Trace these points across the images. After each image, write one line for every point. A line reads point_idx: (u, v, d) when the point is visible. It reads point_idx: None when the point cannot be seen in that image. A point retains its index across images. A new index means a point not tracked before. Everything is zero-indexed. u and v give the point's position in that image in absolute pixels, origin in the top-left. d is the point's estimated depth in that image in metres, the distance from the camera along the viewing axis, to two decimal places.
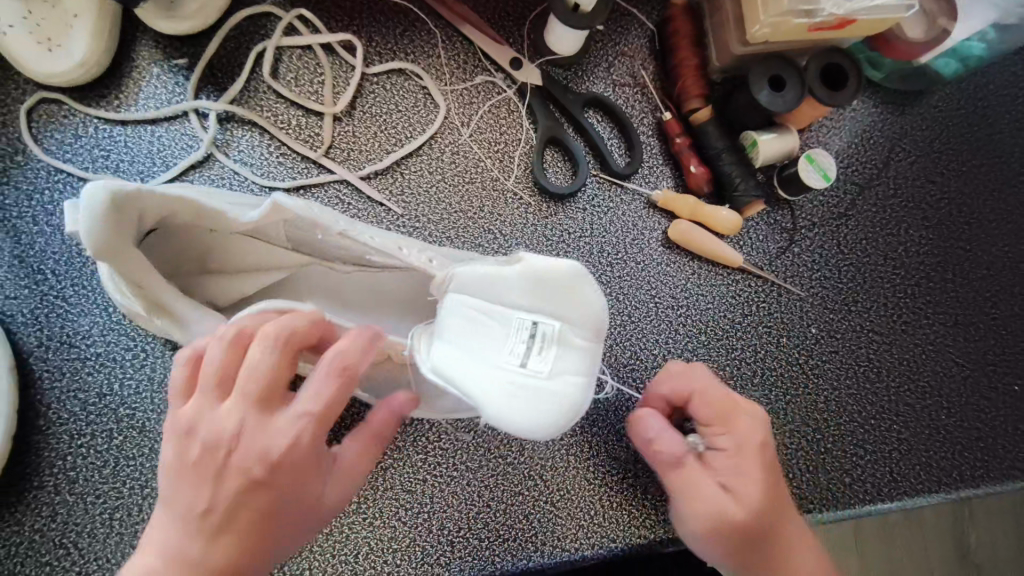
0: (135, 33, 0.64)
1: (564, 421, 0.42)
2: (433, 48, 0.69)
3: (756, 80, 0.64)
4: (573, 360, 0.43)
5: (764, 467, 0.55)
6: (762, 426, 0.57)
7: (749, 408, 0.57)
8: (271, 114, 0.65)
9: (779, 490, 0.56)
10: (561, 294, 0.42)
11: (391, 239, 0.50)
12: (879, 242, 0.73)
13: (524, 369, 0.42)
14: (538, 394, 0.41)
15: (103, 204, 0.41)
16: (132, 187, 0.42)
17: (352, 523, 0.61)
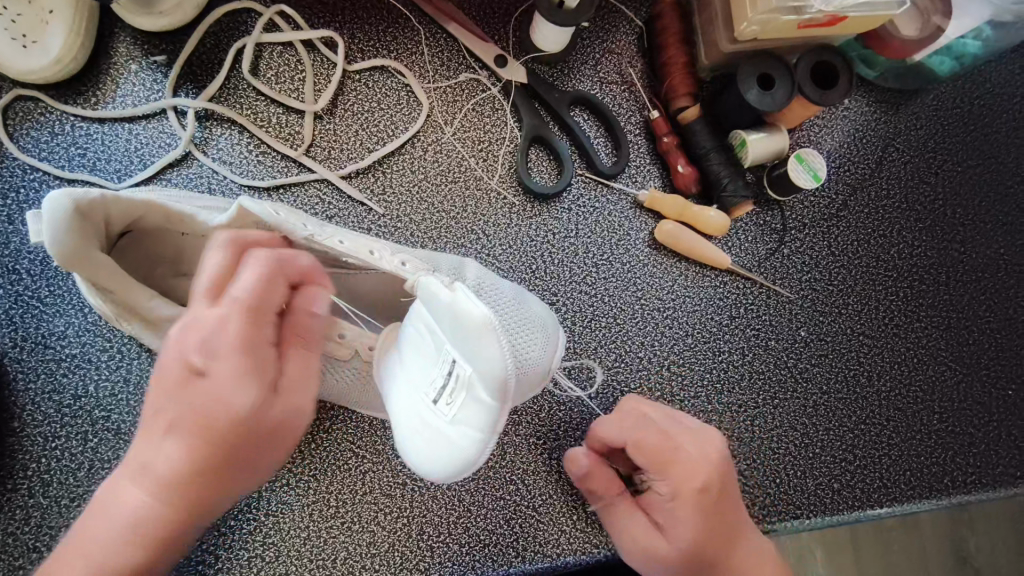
0: (113, 29, 0.64)
1: (461, 467, 0.42)
2: (416, 45, 0.68)
3: (745, 79, 0.63)
4: (476, 409, 0.42)
5: (699, 510, 0.55)
6: (704, 470, 0.55)
7: (690, 448, 0.56)
8: (251, 111, 0.64)
9: (723, 526, 0.56)
10: (471, 339, 0.41)
11: (362, 240, 0.50)
12: (871, 244, 0.72)
13: (433, 406, 0.44)
14: (441, 431, 0.43)
15: (67, 212, 0.41)
16: (97, 194, 0.43)
17: (330, 527, 0.60)
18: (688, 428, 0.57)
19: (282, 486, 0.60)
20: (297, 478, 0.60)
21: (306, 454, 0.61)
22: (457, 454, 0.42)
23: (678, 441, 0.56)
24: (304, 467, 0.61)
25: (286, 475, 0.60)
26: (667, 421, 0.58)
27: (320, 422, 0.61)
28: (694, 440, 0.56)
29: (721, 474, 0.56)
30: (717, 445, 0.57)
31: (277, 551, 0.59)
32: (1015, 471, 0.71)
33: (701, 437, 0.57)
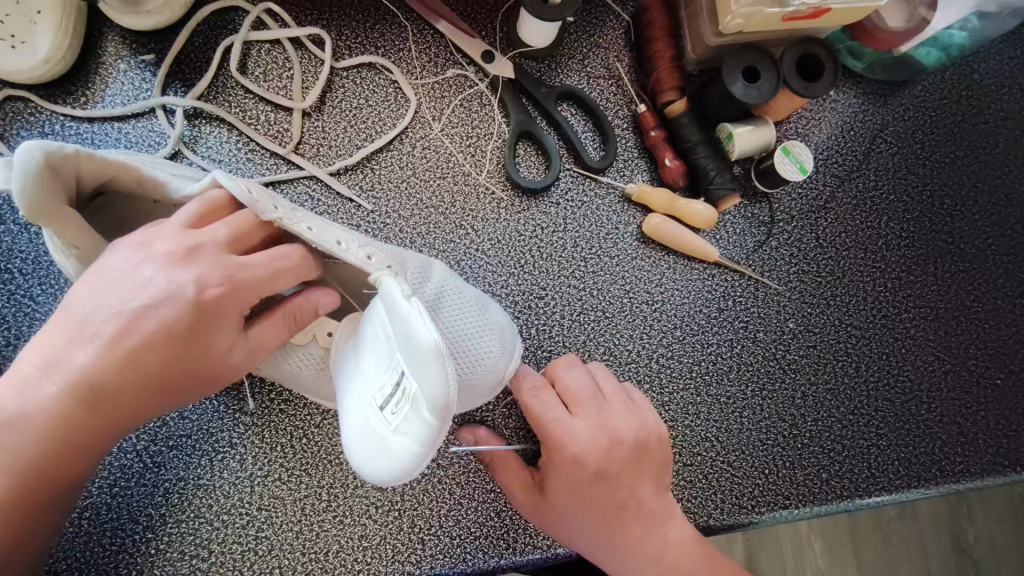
0: (102, 29, 0.64)
1: (398, 475, 0.42)
2: (404, 42, 0.68)
3: (730, 72, 0.63)
4: (415, 427, 0.40)
5: (584, 498, 0.57)
6: (594, 458, 0.57)
7: (591, 434, 0.57)
8: (240, 109, 0.65)
9: (612, 513, 0.58)
10: (425, 361, 0.39)
11: (329, 228, 0.49)
12: (858, 236, 0.72)
13: (381, 413, 0.43)
14: (385, 443, 0.43)
15: (39, 165, 0.43)
16: (70, 149, 0.44)
17: (322, 520, 0.61)
18: (608, 417, 0.59)
19: (274, 480, 0.61)
20: (289, 472, 0.61)
21: (298, 449, 0.62)
22: (395, 464, 0.41)
23: (584, 429, 0.57)
24: (296, 461, 0.61)
25: (278, 470, 0.61)
26: (587, 408, 0.58)
27: (312, 417, 0.62)
28: (603, 432, 0.58)
29: (616, 463, 0.57)
30: (622, 435, 0.58)
31: (270, 545, 0.60)
32: (1004, 459, 0.71)
33: (610, 427, 0.58)
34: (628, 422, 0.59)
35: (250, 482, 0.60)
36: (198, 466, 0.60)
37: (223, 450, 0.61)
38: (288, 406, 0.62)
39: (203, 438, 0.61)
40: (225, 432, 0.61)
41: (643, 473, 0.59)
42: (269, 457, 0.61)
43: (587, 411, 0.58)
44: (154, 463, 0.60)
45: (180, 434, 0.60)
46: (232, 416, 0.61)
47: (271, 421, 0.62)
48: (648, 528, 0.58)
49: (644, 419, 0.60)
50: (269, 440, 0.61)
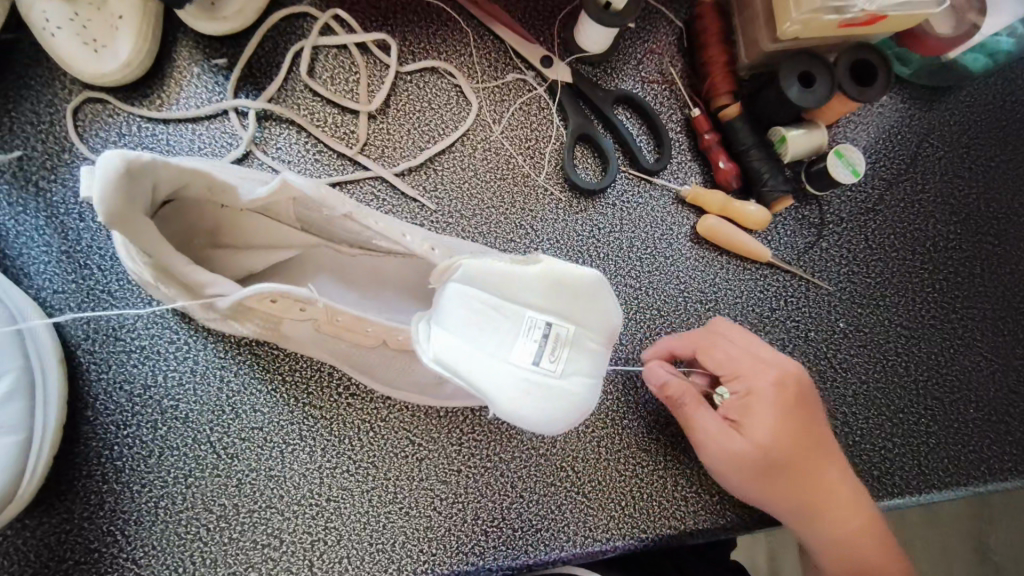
0: (177, 34, 0.66)
1: (569, 414, 0.48)
2: (465, 47, 0.70)
3: (786, 76, 0.65)
4: (583, 361, 0.49)
5: (747, 471, 0.58)
6: (765, 436, 0.57)
7: (758, 400, 0.58)
8: (309, 112, 0.67)
9: (818, 488, 0.59)
10: (582, 303, 0.48)
11: (393, 224, 0.54)
12: (906, 237, 0.74)
13: (539, 367, 0.47)
14: (549, 389, 0.47)
15: (120, 172, 0.41)
16: (149, 158, 0.43)
17: (388, 512, 0.62)
18: (757, 366, 0.59)
19: (343, 472, 0.62)
20: (357, 465, 0.63)
21: (365, 443, 0.63)
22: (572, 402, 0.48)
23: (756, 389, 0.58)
24: (363, 454, 0.63)
25: (347, 462, 0.63)
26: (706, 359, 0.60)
27: (378, 411, 0.64)
28: (745, 392, 0.58)
29: (766, 439, 0.57)
30: (792, 386, 0.59)
31: (339, 535, 0.61)
32: None
33: (749, 385, 0.58)
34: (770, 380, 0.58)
35: (319, 474, 0.62)
36: (270, 457, 0.62)
37: (293, 443, 0.62)
38: (355, 400, 0.64)
39: (273, 431, 0.62)
40: (295, 425, 0.63)
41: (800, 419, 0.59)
42: (337, 450, 0.63)
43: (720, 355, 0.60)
44: (227, 454, 0.61)
45: (251, 426, 0.62)
46: (301, 410, 0.63)
47: (339, 414, 0.63)
48: (847, 515, 0.59)
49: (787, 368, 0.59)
50: (337, 433, 0.63)
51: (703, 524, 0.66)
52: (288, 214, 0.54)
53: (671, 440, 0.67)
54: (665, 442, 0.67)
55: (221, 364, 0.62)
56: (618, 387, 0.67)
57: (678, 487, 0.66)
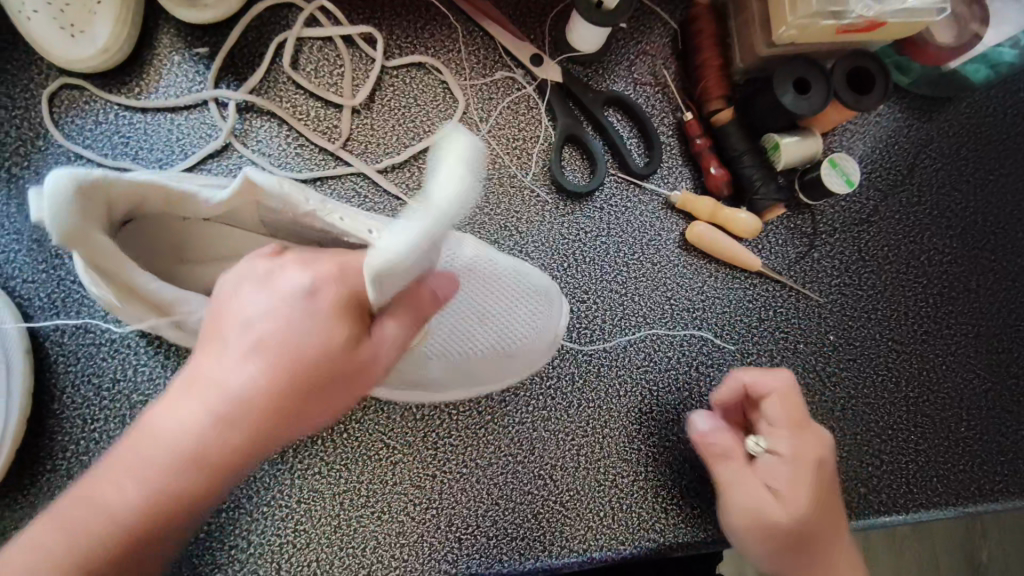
0: (158, 21, 0.65)
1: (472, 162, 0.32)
2: (454, 43, 0.68)
3: (781, 82, 0.63)
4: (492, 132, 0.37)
5: (771, 540, 0.56)
6: (801, 509, 0.55)
7: (801, 470, 0.56)
8: (291, 104, 0.65)
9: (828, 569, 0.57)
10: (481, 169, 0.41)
11: (369, 219, 0.48)
12: (901, 250, 0.72)
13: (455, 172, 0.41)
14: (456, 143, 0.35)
15: (69, 190, 0.41)
16: (96, 176, 0.42)
17: (360, 516, 0.61)
18: (807, 437, 0.58)
19: (315, 474, 0.61)
20: (330, 467, 0.61)
21: (339, 444, 0.62)
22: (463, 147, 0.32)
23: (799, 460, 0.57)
24: (337, 457, 0.61)
25: (319, 463, 0.61)
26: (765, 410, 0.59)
27: (353, 413, 0.62)
28: (789, 458, 0.57)
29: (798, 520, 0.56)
30: (829, 466, 0.58)
31: (308, 539, 0.60)
32: None
33: (796, 451, 0.57)
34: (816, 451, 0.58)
35: (290, 475, 0.61)
36: None
37: None
38: None
39: None
40: None
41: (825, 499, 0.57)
42: (309, 452, 0.61)
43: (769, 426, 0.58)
44: None
45: None
46: None
47: None
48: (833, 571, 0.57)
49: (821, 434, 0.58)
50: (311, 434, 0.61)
51: (682, 538, 0.65)
52: (255, 222, 0.51)
53: (653, 451, 0.65)
54: (646, 453, 0.65)
55: None
56: (600, 394, 0.66)
57: (658, 499, 0.65)
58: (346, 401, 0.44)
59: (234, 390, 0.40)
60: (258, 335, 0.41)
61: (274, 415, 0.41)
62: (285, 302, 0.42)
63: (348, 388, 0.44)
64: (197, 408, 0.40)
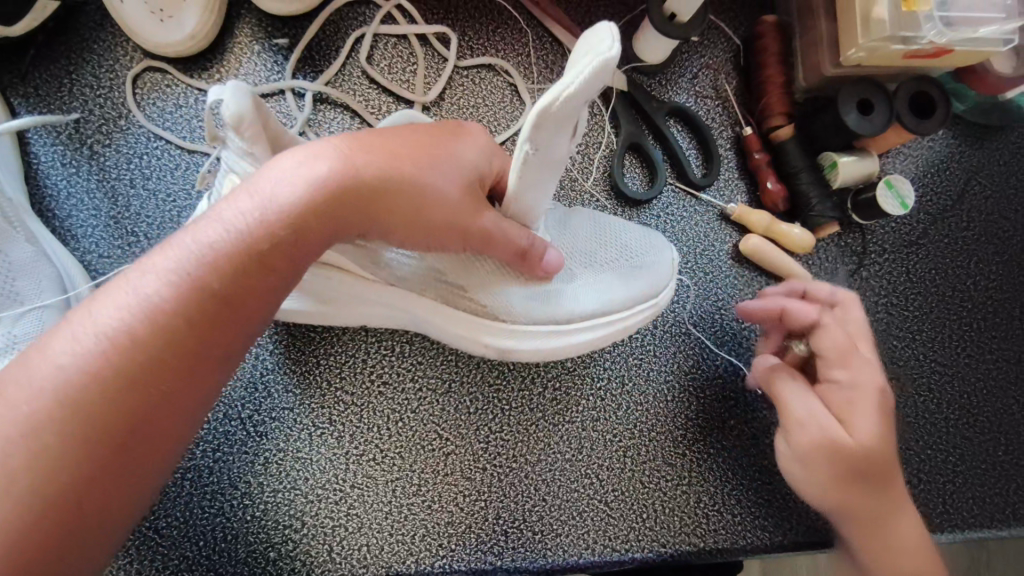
0: (240, 10, 0.67)
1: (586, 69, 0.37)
2: (523, 47, 0.70)
3: (845, 102, 0.65)
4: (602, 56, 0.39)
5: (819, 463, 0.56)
6: (865, 435, 0.55)
7: (865, 399, 0.56)
8: (364, 98, 0.67)
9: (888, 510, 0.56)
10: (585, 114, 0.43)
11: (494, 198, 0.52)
12: (948, 274, 0.74)
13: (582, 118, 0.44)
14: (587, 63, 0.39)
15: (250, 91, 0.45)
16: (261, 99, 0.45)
17: (411, 504, 0.62)
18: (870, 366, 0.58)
19: (369, 460, 0.63)
20: (383, 454, 0.63)
21: (393, 432, 0.63)
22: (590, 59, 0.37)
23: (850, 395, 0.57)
24: (390, 444, 0.63)
25: (373, 450, 0.63)
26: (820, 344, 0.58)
27: (408, 402, 0.64)
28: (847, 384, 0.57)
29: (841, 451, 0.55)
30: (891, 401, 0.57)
31: (360, 523, 0.61)
32: None
33: (857, 380, 0.57)
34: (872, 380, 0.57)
35: (345, 460, 0.62)
36: (297, 439, 0.62)
37: (321, 426, 0.62)
38: (386, 389, 0.64)
39: (303, 413, 0.62)
40: (325, 409, 0.63)
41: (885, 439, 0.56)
42: (365, 437, 0.63)
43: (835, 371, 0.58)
44: (256, 432, 0.62)
45: (282, 405, 0.62)
46: (332, 393, 0.63)
47: (369, 401, 0.63)
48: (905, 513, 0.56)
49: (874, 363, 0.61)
50: (366, 420, 0.63)
51: (724, 545, 0.65)
52: None
53: (698, 457, 0.67)
54: (691, 458, 0.67)
55: (258, 341, 0.63)
56: (648, 397, 0.67)
57: (700, 503, 0.66)
58: (411, 242, 0.47)
59: (321, 176, 0.42)
60: (355, 153, 0.44)
61: (331, 218, 0.43)
62: (388, 140, 0.46)
63: (421, 232, 0.46)
64: (286, 185, 0.42)
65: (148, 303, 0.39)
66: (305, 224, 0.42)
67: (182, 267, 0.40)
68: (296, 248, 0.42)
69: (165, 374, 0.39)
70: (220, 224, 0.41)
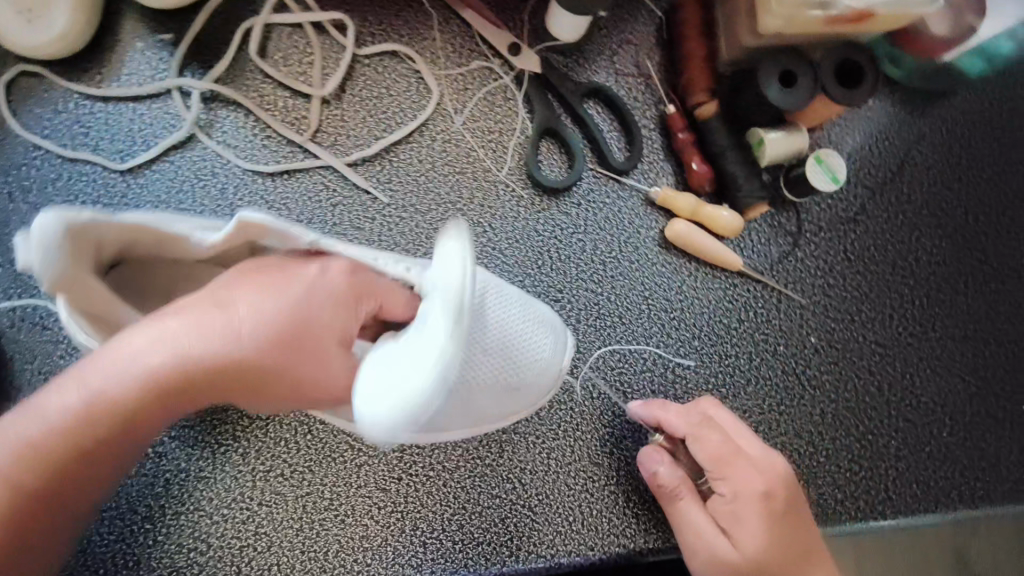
0: (121, 5, 0.62)
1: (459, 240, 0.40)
2: (428, 31, 0.66)
3: (766, 76, 0.61)
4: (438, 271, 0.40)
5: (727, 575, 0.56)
6: (752, 547, 0.56)
7: (745, 507, 0.57)
8: (258, 94, 0.63)
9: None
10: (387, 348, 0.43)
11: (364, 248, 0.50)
12: (888, 250, 0.70)
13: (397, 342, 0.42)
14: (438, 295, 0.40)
15: (59, 232, 0.42)
16: (88, 215, 0.44)
17: (322, 519, 0.61)
18: (746, 471, 0.57)
19: (276, 476, 0.61)
20: (291, 470, 0.62)
21: (302, 446, 0.62)
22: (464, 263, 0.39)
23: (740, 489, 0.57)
24: (299, 458, 0.62)
25: (281, 466, 0.62)
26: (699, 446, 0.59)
27: (317, 413, 0.62)
28: (731, 497, 0.57)
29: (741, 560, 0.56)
30: (779, 497, 0.57)
31: (268, 541, 0.60)
32: None
33: (736, 490, 0.57)
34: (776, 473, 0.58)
35: (251, 477, 0.61)
36: (201, 459, 0.61)
37: (226, 443, 0.61)
38: (293, 401, 0.62)
39: (206, 432, 0.61)
40: (230, 426, 0.62)
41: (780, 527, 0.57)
42: (272, 453, 0.62)
43: (730, 470, 0.58)
44: (156, 453, 0.61)
45: (184, 424, 0.61)
46: (237, 410, 0.62)
47: (275, 416, 0.62)
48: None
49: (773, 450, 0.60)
50: (273, 435, 0.62)
51: (655, 544, 0.64)
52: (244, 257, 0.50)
53: (625, 455, 0.65)
54: (618, 457, 0.65)
55: None
56: (573, 395, 0.65)
57: (629, 503, 0.64)
58: (259, 403, 0.47)
59: (183, 344, 0.43)
60: (184, 331, 0.43)
61: (190, 387, 0.43)
62: (225, 299, 0.44)
63: (264, 398, 0.46)
64: (114, 376, 0.42)
65: (14, 449, 0.43)
66: (162, 389, 0.43)
67: (60, 405, 0.43)
68: (162, 408, 0.44)
69: (41, 507, 0.45)
70: (92, 375, 0.43)
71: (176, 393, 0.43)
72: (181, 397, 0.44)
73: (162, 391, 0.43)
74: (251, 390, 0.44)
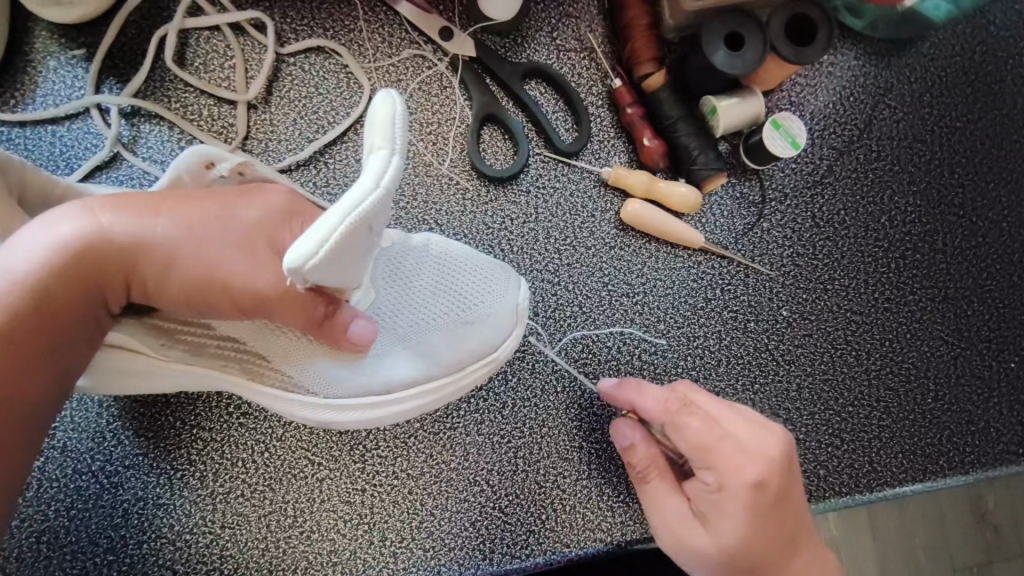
0: (28, 23, 0.60)
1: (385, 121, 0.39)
2: (354, 22, 0.63)
3: (710, 39, 0.57)
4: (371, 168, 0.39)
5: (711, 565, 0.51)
6: (731, 539, 0.50)
7: (731, 500, 0.50)
8: (181, 104, 0.60)
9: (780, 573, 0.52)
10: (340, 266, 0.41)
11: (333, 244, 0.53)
12: (859, 212, 0.67)
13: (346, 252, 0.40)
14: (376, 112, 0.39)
15: None
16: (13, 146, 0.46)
17: (288, 537, 0.59)
18: (737, 458, 0.50)
19: (237, 497, 0.59)
20: (252, 489, 0.59)
21: (261, 465, 0.59)
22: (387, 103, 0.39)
23: (728, 480, 0.50)
24: (258, 477, 0.59)
25: (241, 486, 0.59)
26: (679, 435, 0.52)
27: (273, 430, 0.59)
28: (717, 488, 0.51)
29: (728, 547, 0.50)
30: (772, 484, 0.50)
31: (235, 564, 0.58)
32: (1018, 448, 0.67)
33: (723, 482, 0.50)
34: (771, 456, 0.51)
35: (211, 500, 0.58)
36: (157, 485, 0.58)
37: (181, 468, 0.58)
38: (246, 420, 0.59)
39: (160, 457, 0.59)
40: (183, 449, 0.59)
41: (769, 510, 0.51)
42: (229, 474, 0.59)
43: (713, 458, 0.51)
44: (111, 483, 0.58)
45: (136, 452, 0.59)
46: (189, 432, 0.59)
47: (230, 435, 0.59)
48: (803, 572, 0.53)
49: (778, 433, 0.52)
50: (229, 456, 0.59)
51: (633, 535, 0.62)
52: None
53: (596, 447, 0.62)
54: (588, 450, 0.62)
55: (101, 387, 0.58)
56: (537, 390, 0.62)
57: (603, 497, 0.62)
58: (178, 307, 0.45)
59: (86, 238, 0.43)
60: (107, 212, 0.43)
61: (98, 272, 0.43)
62: (153, 201, 0.44)
63: (180, 295, 0.44)
64: (31, 249, 0.42)
65: None
66: (73, 284, 0.42)
67: None
68: (78, 307, 0.43)
69: None
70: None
71: (88, 289, 0.43)
72: (95, 291, 0.43)
73: (72, 283, 0.42)
74: (161, 270, 0.44)
